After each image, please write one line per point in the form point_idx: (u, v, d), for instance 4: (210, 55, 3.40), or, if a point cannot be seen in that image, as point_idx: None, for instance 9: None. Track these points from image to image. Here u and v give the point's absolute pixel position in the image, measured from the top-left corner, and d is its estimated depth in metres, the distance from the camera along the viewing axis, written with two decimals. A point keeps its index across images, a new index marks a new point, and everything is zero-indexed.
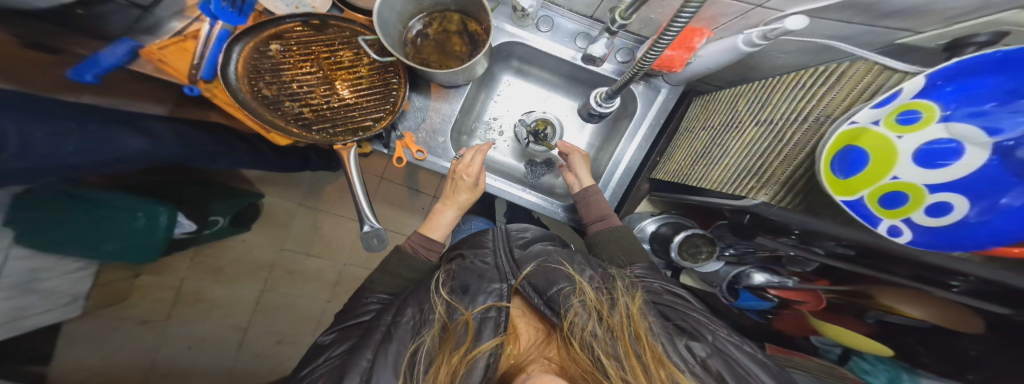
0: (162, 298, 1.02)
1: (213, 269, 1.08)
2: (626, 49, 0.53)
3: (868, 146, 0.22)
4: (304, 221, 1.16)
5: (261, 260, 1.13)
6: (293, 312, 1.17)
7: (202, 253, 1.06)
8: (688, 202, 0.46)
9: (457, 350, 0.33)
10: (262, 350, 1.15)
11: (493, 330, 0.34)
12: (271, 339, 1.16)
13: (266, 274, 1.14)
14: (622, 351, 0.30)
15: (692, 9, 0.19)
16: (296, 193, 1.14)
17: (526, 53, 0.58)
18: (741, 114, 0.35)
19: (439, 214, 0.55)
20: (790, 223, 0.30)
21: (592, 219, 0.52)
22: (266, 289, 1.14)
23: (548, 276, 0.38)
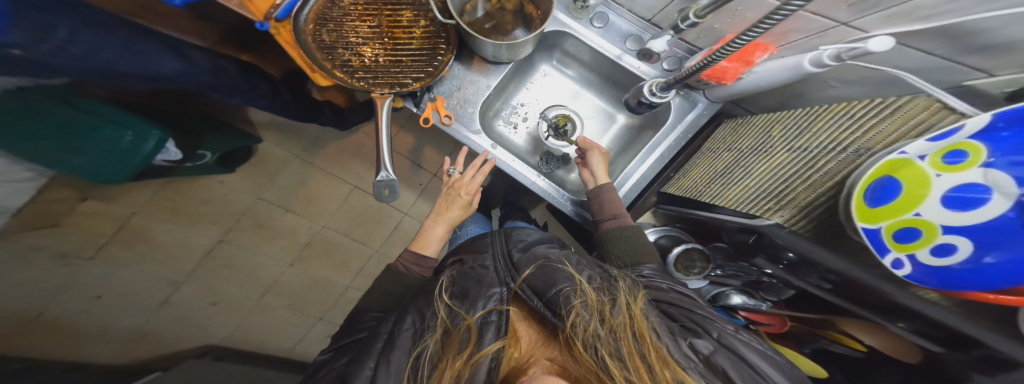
0: (99, 231, 0.90)
1: (172, 208, 1.00)
2: (675, 58, 0.55)
3: (904, 177, 0.21)
4: (293, 173, 1.12)
5: (232, 207, 1.07)
6: (243, 271, 1.13)
7: (169, 188, 0.97)
8: (692, 218, 0.50)
9: (460, 355, 0.37)
10: (187, 310, 1.10)
11: (493, 334, 0.38)
12: (205, 300, 1.11)
13: (230, 223, 1.08)
14: (625, 349, 0.32)
15: (793, 7, 0.21)
16: (296, 144, 1.10)
17: (572, 48, 0.60)
18: (774, 139, 0.36)
19: (431, 231, 0.63)
20: (792, 247, 0.34)
21: (604, 216, 0.54)
22: (225, 239, 1.09)
23: (550, 277, 0.42)
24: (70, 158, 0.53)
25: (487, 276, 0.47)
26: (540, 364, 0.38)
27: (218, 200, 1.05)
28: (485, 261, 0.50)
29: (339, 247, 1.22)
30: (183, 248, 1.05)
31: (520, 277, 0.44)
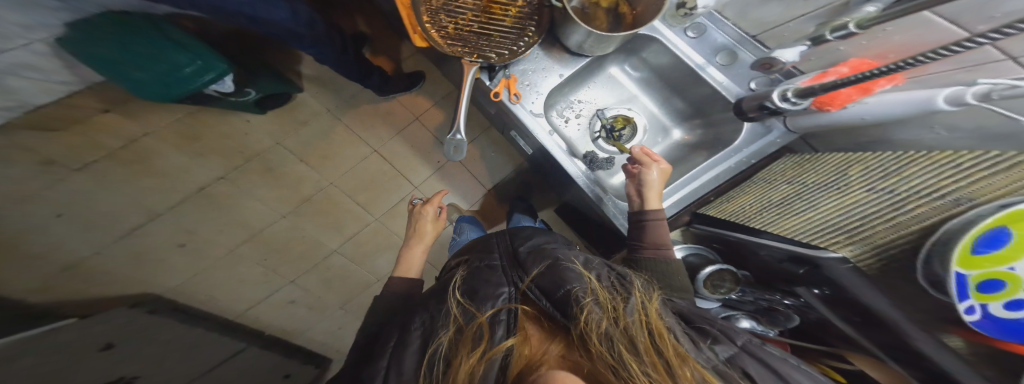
0: (102, 143, 0.93)
1: (192, 135, 1.03)
2: (764, 79, 0.57)
3: (1019, 230, 0.18)
4: (320, 125, 1.15)
5: (247, 147, 1.09)
6: (230, 215, 1.12)
7: (194, 117, 1.01)
8: (728, 240, 0.53)
9: (473, 350, 0.36)
10: (154, 243, 1.07)
11: (504, 332, 0.38)
12: (172, 241, 1.08)
13: (240, 162, 1.10)
14: (640, 340, 0.32)
15: (961, 49, 0.22)
16: (332, 99, 1.15)
17: (654, 53, 0.64)
18: (852, 179, 0.36)
19: (410, 253, 0.76)
20: (837, 280, 0.36)
21: (648, 245, 0.53)
22: (225, 178, 1.09)
23: (561, 273, 0.42)
24: (133, 72, 0.62)
25: (500, 277, 0.48)
26: (557, 361, 0.36)
27: (236, 137, 1.08)
28: (497, 262, 0.52)
29: (339, 206, 1.22)
30: (188, 178, 1.06)
31: (529, 277, 0.45)
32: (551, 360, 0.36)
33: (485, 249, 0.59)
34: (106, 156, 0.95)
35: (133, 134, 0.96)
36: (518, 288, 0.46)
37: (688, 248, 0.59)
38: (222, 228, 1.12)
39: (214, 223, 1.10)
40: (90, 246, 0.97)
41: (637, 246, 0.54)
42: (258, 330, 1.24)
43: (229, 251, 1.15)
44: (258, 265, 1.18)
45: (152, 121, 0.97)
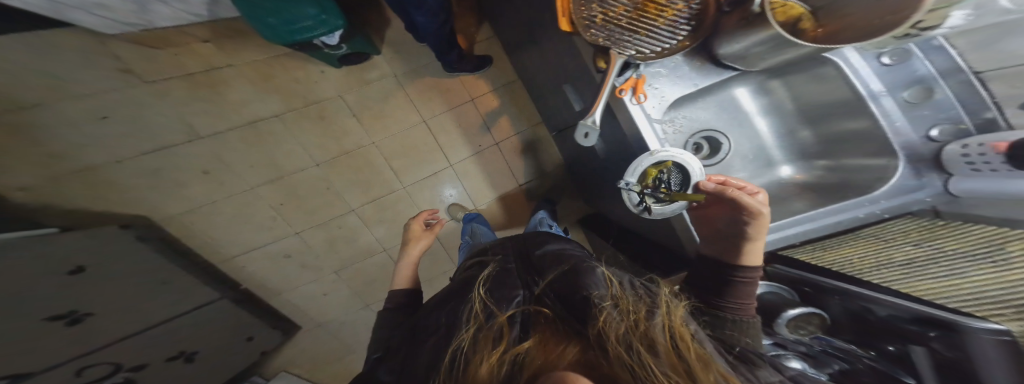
0: (186, 64, 0.97)
1: (266, 74, 1.06)
2: (960, 130, 0.43)
3: None
4: (383, 86, 1.18)
5: (313, 94, 1.12)
6: (268, 156, 1.11)
7: (280, 59, 1.06)
8: (822, 286, 0.49)
9: (486, 347, 0.32)
10: (183, 169, 1.03)
11: (519, 333, 0.34)
12: (197, 168, 1.05)
13: (300, 106, 1.12)
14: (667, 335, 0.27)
15: None
16: (402, 65, 1.19)
17: (824, 74, 0.51)
18: (994, 249, 0.31)
19: (403, 268, 0.80)
20: (964, 352, 0.29)
21: (732, 304, 0.45)
22: (281, 116, 1.10)
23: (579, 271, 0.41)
24: (267, 18, 0.63)
25: (517, 277, 0.46)
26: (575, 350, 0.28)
27: (303, 84, 1.10)
28: (517, 263, 0.51)
29: (373, 167, 1.23)
30: (246, 113, 1.07)
31: (545, 280, 0.42)
32: (568, 351, 0.28)
33: (501, 252, 0.58)
34: (187, 77, 0.98)
35: (215, 63, 1.00)
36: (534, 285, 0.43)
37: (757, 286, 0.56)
38: (252, 163, 1.10)
39: (247, 158, 1.09)
40: (134, 151, 0.99)
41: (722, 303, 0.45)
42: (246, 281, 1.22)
43: (247, 190, 1.11)
44: (270, 207, 1.15)
45: (235, 54, 1.01)
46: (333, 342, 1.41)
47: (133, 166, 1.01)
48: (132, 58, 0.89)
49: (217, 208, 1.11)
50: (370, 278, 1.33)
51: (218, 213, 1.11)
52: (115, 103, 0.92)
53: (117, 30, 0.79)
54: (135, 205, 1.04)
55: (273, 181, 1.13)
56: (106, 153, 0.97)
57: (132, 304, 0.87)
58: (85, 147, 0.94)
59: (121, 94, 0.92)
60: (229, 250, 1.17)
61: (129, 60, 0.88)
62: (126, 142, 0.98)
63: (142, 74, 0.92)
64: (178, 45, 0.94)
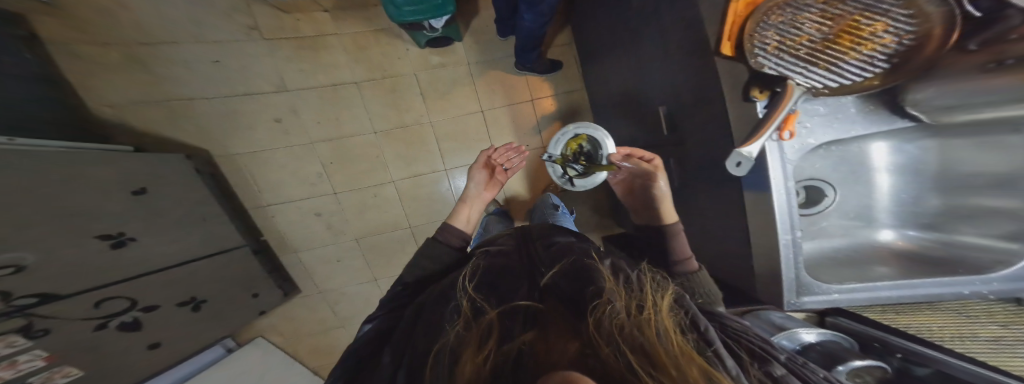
0: (299, 26, 1.11)
1: (362, 45, 1.19)
2: None
3: None
4: (455, 72, 1.29)
5: (393, 67, 1.23)
6: (337, 114, 1.17)
7: (376, 34, 1.20)
8: (881, 341, 0.50)
9: (481, 341, 0.32)
10: (255, 111, 1.07)
11: (520, 327, 0.34)
12: (268, 115, 1.08)
13: (378, 76, 1.22)
14: (649, 329, 0.27)
15: None
16: (476, 57, 1.32)
17: (992, 142, 0.52)
18: None
19: (463, 214, 0.80)
20: None
21: (680, 255, 0.62)
22: (361, 84, 1.20)
23: (572, 278, 0.43)
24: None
25: (513, 278, 0.47)
26: (560, 343, 0.28)
27: (388, 57, 1.22)
28: (515, 264, 0.53)
29: (424, 144, 1.27)
30: (333, 75, 1.16)
31: (550, 277, 0.45)
32: (554, 345, 0.28)
33: (507, 251, 0.59)
34: (294, 36, 1.11)
35: (325, 30, 1.14)
36: (531, 288, 0.44)
37: (823, 333, 0.54)
38: (321, 120, 1.15)
39: (315, 114, 1.14)
40: (217, 91, 1.04)
41: (675, 256, 0.62)
42: (263, 234, 1.15)
43: (308, 143, 1.14)
44: (319, 163, 1.15)
45: (342, 24, 1.16)
46: (329, 317, 1.31)
47: (215, 106, 1.03)
48: (263, 16, 1.05)
49: (275, 156, 1.11)
50: (391, 252, 1.30)
51: (276, 161, 1.11)
52: (226, 46, 1.02)
53: None
54: (202, 139, 1.04)
55: (335, 140, 1.17)
56: (199, 89, 1.02)
57: (197, 223, 0.90)
58: (185, 81, 1.00)
59: (237, 40, 1.03)
60: (265, 197, 1.12)
61: (261, 19, 1.06)
62: (220, 82, 1.03)
63: (266, 32, 1.07)
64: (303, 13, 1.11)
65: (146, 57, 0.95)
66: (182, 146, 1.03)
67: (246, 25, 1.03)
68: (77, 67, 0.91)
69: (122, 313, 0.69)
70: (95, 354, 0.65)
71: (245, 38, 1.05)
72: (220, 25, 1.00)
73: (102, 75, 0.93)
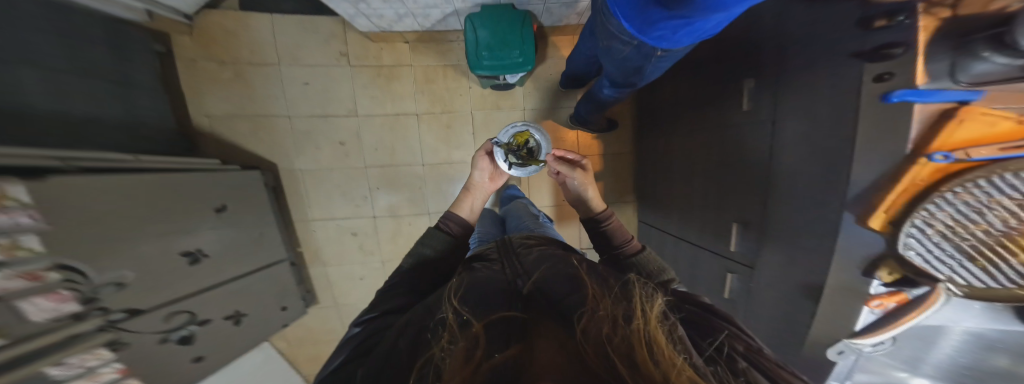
0: (381, 57, 1.16)
1: (431, 78, 1.20)
2: None
3: None
4: (511, 118, 1.30)
5: (456, 105, 1.24)
6: (394, 142, 1.19)
7: (450, 70, 1.21)
8: None
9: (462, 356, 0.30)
10: (325, 132, 1.14)
11: (505, 339, 0.33)
12: (335, 138, 1.14)
13: (438, 111, 1.23)
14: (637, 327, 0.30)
15: None
16: (538, 105, 1.32)
17: None
18: None
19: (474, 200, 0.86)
20: None
21: (619, 238, 0.75)
22: (422, 116, 1.21)
23: (557, 283, 0.45)
24: (486, 55, 1.00)
25: (495, 287, 0.48)
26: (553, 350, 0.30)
27: (452, 93, 1.23)
28: (496, 271, 0.55)
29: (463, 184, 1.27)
30: (398, 105, 1.19)
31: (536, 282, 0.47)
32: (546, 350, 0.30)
33: (488, 263, 0.61)
34: (375, 66, 1.16)
35: (402, 60, 1.17)
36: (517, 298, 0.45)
37: None
38: (377, 147, 1.18)
39: (375, 141, 1.17)
40: (295, 109, 1.12)
41: (616, 242, 0.75)
42: (299, 243, 1.22)
43: (362, 167, 1.17)
44: (368, 188, 1.19)
45: (420, 56, 1.18)
46: (336, 329, 1.36)
47: (292, 123, 1.11)
48: (352, 44, 1.13)
49: (331, 175, 1.16)
50: None
51: (329, 179, 1.16)
52: (315, 70, 1.12)
53: (366, 27, 1.06)
54: (272, 152, 1.12)
55: (385, 167, 1.19)
56: (282, 106, 1.11)
57: (249, 237, 0.98)
58: (274, 97, 1.10)
59: (326, 66, 1.13)
60: (312, 211, 1.19)
61: (351, 45, 1.13)
62: (301, 101, 1.12)
63: (352, 58, 1.14)
64: (389, 43, 1.16)
65: (248, 75, 1.08)
66: (251, 156, 1.12)
67: (336, 53, 1.13)
68: (193, 78, 1.07)
69: (182, 326, 0.80)
70: (152, 364, 0.73)
71: (333, 64, 1.13)
72: (314, 51, 1.11)
73: (210, 87, 1.08)
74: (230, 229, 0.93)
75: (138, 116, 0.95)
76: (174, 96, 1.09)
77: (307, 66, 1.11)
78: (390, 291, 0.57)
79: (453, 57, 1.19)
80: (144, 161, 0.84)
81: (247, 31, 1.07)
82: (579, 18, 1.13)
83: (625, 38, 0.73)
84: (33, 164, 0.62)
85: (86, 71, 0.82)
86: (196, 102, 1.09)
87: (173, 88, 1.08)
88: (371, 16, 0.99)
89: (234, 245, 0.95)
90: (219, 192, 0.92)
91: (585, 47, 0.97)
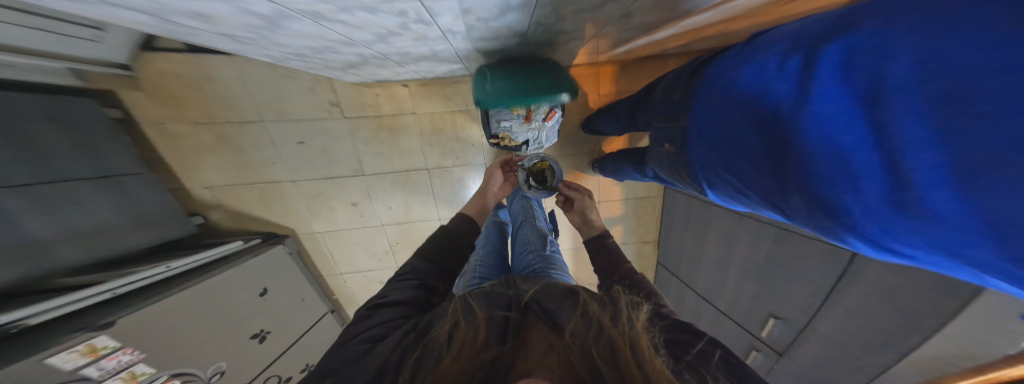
0: (380, 107, 0.97)
1: (438, 128, 1.02)
2: None
3: None
4: None
5: (469, 160, 1.09)
6: (410, 199, 1.15)
7: (461, 119, 1.01)
8: None
9: (471, 350, 0.37)
10: (339, 191, 1.10)
11: (502, 336, 0.40)
12: (349, 200, 1.12)
13: (448, 165, 1.10)
14: (615, 342, 0.36)
15: None
16: (562, 153, 1.15)
17: None
18: None
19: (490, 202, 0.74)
20: None
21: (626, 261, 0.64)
22: (433, 170, 1.10)
23: (552, 290, 0.47)
24: (494, 82, 0.67)
25: (495, 292, 0.49)
26: (543, 357, 0.38)
27: (463, 145, 1.06)
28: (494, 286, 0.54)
29: None
30: (407, 161, 1.07)
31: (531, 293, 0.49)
32: (536, 360, 0.37)
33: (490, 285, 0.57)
34: (376, 121, 0.99)
35: (403, 108, 0.98)
36: (513, 300, 0.47)
37: None
38: (391, 206, 1.16)
39: (391, 200, 1.15)
40: (302, 174, 1.05)
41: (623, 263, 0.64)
42: (333, 291, 1.34)
43: (379, 225, 1.20)
44: (387, 244, 1.24)
45: (423, 102, 0.97)
46: None
47: (299, 188, 1.07)
48: (344, 92, 0.93)
49: (351, 234, 1.20)
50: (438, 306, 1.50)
51: (350, 237, 1.21)
52: (307, 126, 0.97)
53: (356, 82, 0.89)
54: (290, 218, 1.13)
55: (402, 223, 1.21)
56: (284, 170, 1.03)
57: (298, 292, 1.14)
58: (272, 163, 1.01)
59: (319, 120, 0.96)
60: (339, 267, 1.27)
61: (342, 94, 0.94)
62: (303, 164, 1.03)
63: (346, 108, 0.96)
64: (384, 88, 0.94)
65: (233, 136, 0.95)
66: (270, 223, 1.13)
67: (326, 106, 0.94)
68: (174, 148, 0.96)
69: None
70: None
71: (324, 119, 0.97)
72: (300, 103, 0.93)
73: (200, 157, 0.98)
74: (275, 309, 1.03)
75: (144, 206, 0.88)
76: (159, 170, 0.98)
77: (296, 122, 0.96)
78: (400, 282, 0.51)
79: (461, 102, 0.99)
80: (175, 268, 0.85)
81: (212, 84, 0.88)
82: (614, 54, 0.89)
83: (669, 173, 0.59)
84: (83, 303, 0.66)
85: (66, 174, 0.72)
86: (190, 175, 1.00)
87: (153, 161, 0.97)
88: (366, 76, 0.77)
89: (286, 315, 1.07)
90: (257, 279, 1.00)
91: (621, 123, 0.83)
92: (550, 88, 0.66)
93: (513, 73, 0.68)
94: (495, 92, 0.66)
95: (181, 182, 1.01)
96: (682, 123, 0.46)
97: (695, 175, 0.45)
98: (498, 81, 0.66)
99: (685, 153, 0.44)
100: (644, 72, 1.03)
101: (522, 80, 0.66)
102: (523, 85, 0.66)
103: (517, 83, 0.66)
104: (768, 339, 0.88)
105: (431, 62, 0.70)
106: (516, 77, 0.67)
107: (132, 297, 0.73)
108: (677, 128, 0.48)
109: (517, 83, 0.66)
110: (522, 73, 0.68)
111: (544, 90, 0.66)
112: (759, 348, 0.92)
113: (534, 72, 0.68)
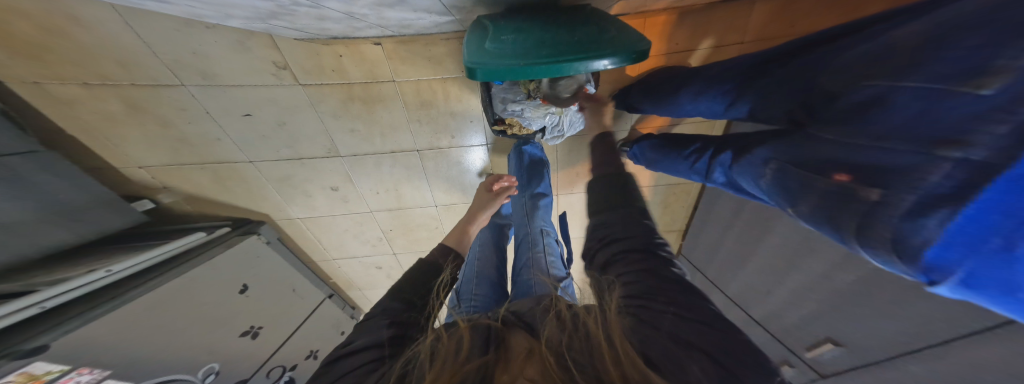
0: (348, 74, 0.71)
1: (423, 102, 0.78)
2: None
3: None
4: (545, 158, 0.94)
5: (466, 144, 0.88)
6: (400, 186, 0.98)
7: (455, 93, 0.76)
8: None
9: (440, 362, 0.23)
10: (312, 176, 0.92)
11: (479, 345, 0.25)
12: (326, 186, 0.95)
13: (440, 150, 0.89)
14: (601, 350, 0.21)
15: None
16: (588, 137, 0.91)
17: None
18: None
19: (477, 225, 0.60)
20: None
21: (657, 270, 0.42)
22: (422, 155, 0.90)
23: (535, 305, 0.35)
24: (491, 39, 0.40)
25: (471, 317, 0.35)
26: (520, 367, 0.22)
27: (457, 123, 0.83)
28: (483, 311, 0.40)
29: None
30: (392, 140, 0.85)
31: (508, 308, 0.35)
32: (513, 370, 0.21)
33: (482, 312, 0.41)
34: (348, 92, 0.74)
35: (376, 74, 0.72)
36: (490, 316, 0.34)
37: None
38: (378, 190, 0.98)
39: (377, 185, 0.97)
40: (263, 155, 0.85)
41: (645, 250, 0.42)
42: (328, 274, 1.28)
43: (367, 211, 1.04)
44: (379, 232, 1.12)
45: (403, 66, 0.71)
46: None
47: (262, 171, 0.89)
48: (289, 49, 0.66)
49: (335, 220, 1.06)
50: None
51: (335, 223, 1.07)
52: (250, 95, 0.73)
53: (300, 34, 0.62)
54: (259, 202, 0.99)
55: (393, 211, 1.05)
56: (236, 149, 0.83)
57: (284, 277, 1.07)
58: (217, 139, 0.80)
59: (264, 86, 0.72)
60: (329, 252, 1.17)
61: (286, 51, 0.67)
62: (258, 141, 0.82)
63: (297, 72, 0.70)
64: (345, 44, 0.67)
65: (148, 105, 0.72)
66: (234, 207, 1.00)
67: (268, 68, 0.69)
68: (77, 120, 0.74)
69: None
70: None
71: (272, 88, 0.72)
72: (229, 63, 0.67)
73: (115, 132, 0.77)
74: (263, 303, 0.95)
75: (60, 198, 0.71)
76: (67, 148, 0.78)
77: (232, 88, 0.71)
78: (374, 318, 0.33)
79: (454, 66, 0.72)
80: (117, 273, 0.71)
81: (87, 30, 0.61)
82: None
83: (772, 197, 0.35)
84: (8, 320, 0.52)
85: None
86: (113, 153, 0.81)
87: (55, 138, 0.76)
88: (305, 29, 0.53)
89: (275, 312, 0.97)
90: (233, 273, 0.91)
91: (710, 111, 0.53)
92: (593, 38, 0.39)
93: (525, 25, 0.42)
94: (496, 52, 0.39)
95: (105, 161, 0.83)
96: (879, 146, 0.21)
97: (862, 238, 0.22)
98: (502, 39, 0.40)
99: (879, 209, 0.20)
100: (716, 23, 0.66)
101: (542, 35, 0.40)
102: (545, 41, 0.39)
103: (537, 40, 0.40)
104: (811, 360, 0.80)
105: (399, 13, 0.44)
106: (534, 32, 0.41)
107: (72, 309, 0.60)
108: (840, 154, 0.25)
109: (536, 39, 0.40)
110: (539, 25, 0.42)
111: (585, 44, 0.38)
112: (793, 364, 0.86)
113: (558, 22, 0.42)
